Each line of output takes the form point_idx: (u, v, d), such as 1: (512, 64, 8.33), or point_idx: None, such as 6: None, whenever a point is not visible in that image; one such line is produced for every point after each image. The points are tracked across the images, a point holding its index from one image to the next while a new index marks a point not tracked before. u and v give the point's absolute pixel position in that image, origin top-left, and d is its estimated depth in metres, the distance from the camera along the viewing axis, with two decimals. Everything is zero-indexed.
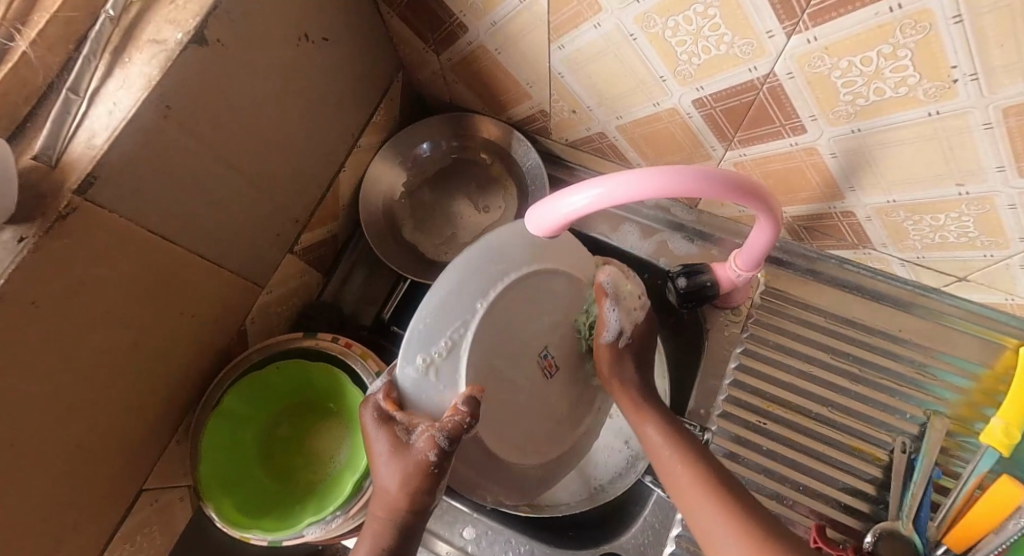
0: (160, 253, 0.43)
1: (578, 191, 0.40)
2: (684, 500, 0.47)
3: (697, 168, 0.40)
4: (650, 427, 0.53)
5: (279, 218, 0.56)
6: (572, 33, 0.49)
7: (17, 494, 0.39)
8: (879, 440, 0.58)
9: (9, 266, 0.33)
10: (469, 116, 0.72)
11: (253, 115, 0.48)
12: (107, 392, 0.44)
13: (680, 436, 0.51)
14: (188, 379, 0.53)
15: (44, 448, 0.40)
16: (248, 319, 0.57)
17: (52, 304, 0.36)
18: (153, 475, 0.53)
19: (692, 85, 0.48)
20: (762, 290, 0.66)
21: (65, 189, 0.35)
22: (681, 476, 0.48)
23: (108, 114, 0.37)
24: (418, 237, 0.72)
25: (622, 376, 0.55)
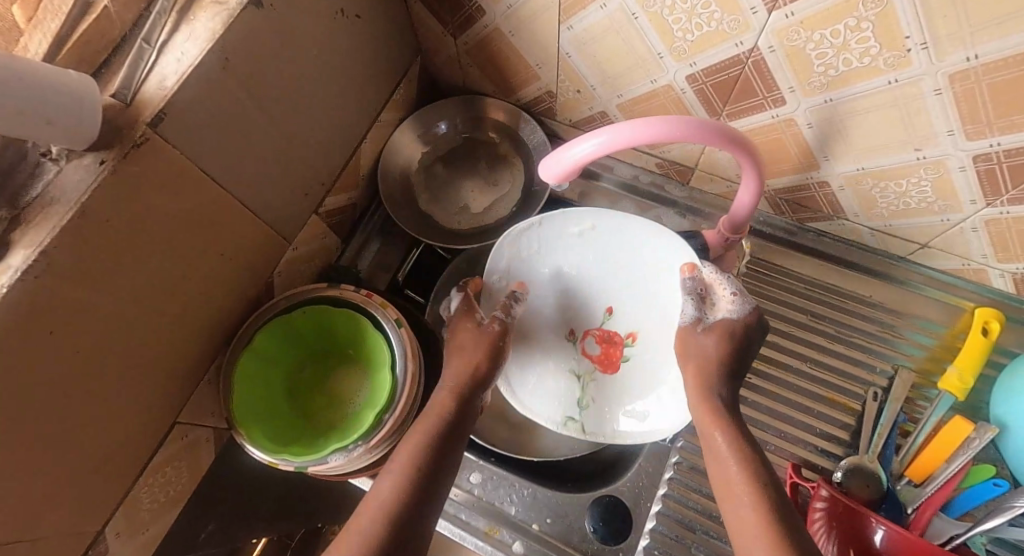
0: (210, 194, 0.48)
1: (585, 140, 0.46)
2: (730, 498, 0.51)
3: (692, 120, 0.45)
4: (721, 434, 0.54)
5: (308, 177, 0.61)
6: (580, 14, 0.55)
7: (77, 404, 0.44)
8: (853, 392, 0.64)
9: (92, 185, 0.38)
10: (482, 98, 0.78)
11: (295, 79, 0.53)
12: (158, 320, 0.48)
13: (747, 451, 0.53)
14: (223, 322, 0.57)
15: (103, 364, 0.44)
16: (275, 271, 0.62)
17: (124, 227, 0.41)
18: (186, 410, 0.56)
19: (686, 61, 0.54)
20: (749, 260, 0.72)
21: (140, 122, 0.40)
22: (736, 474, 0.51)
23: (177, 62, 0.42)
24: (431, 207, 0.77)
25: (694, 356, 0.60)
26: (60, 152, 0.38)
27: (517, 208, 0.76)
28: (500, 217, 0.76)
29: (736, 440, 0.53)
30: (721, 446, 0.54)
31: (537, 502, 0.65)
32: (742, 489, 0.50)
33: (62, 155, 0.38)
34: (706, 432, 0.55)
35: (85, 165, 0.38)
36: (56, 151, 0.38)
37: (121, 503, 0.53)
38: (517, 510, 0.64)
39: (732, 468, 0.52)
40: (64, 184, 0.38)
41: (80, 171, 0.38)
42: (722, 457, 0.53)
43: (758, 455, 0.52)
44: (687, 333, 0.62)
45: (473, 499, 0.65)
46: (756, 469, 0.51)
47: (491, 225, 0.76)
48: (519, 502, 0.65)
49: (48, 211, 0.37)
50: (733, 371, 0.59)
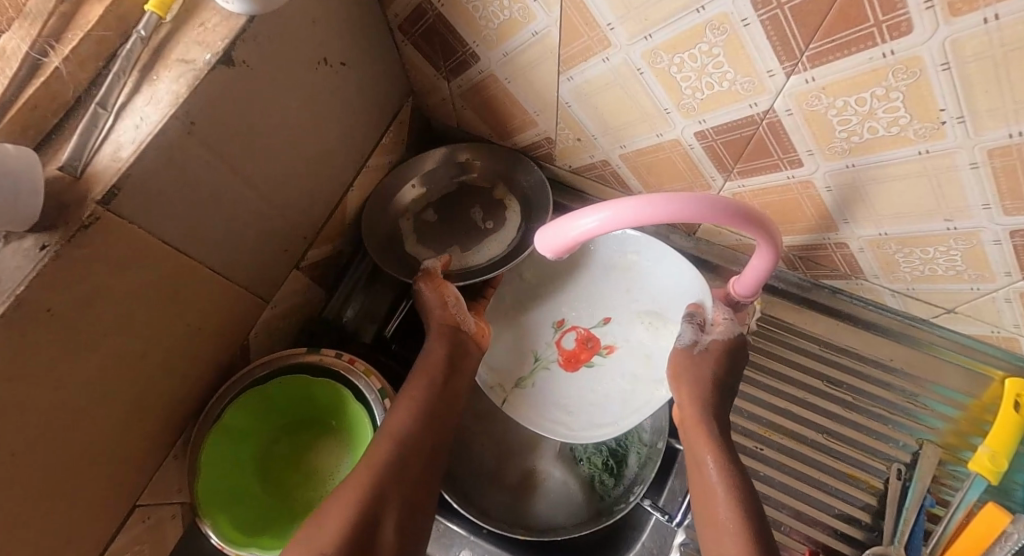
0: (173, 265, 0.44)
1: (588, 214, 0.42)
2: (711, 530, 0.54)
3: (706, 197, 0.41)
4: (712, 460, 0.56)
5: (287, 232, 0.57)
6: (580, 66, 0.52)
7: (16, 507, 0.39)
8: (874, 468, 0.60)
9: (30, 273, 0.33)
10: (474, 139, 0.74)
11: (273, 134, 0.49)
12: (114, 403, 0.44)
13: (738, 482, 0.54)
14: (192, 392, 0.53)
15: (47, 459, 0.40)
16: (251, 333, 0.58)
17: (67, 314, 0.37)
18: (147, 492, 0.52)
19: (695, 118, 0.50)
20: (759, 317, 0.68)
21: (89, 199, 0.35)
22: (722, 500, 0.54)
23: (136, 129, 0.38)
24: (418, 250, 0.73)
25: (693, 377, 0.63)
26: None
27: (510, 249, 0.71)
28: (491, 259, 0.71)
29: (726, 467, 0.55)
30: (709, 470, 0.56)
31: None
32: (728, 520, 0.52)
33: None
34: (697, 456, 0.58)
35: (23, 250, 0.34)
36: None
37: None
38: None
39: (717, 496, 0.54)
40: None
41: (18, 256, 0.34)
42: (711, 488, 0.55)
43: (746, 480, 0.55)
44: (683, 355, 0.65)
45: None
46: (743, 499, 0.53)
47: (481, 268, 0.71)
48: None
49: None
50: (726, 388, 0.63)
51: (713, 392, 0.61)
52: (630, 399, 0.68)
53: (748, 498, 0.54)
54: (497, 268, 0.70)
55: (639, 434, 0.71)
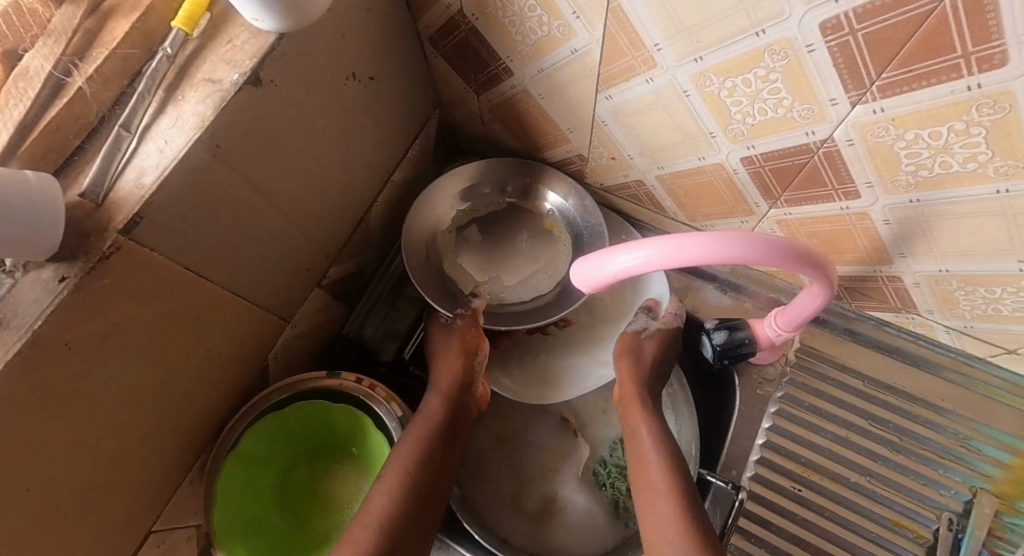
0: (195, 291, 0.42)
1: (628, 250, 0.41)
2: (642, 493, 0.55)
3: (761, 236, 0.38)
4: (646, 429, 0.59)
5: (309, 250, 0.56)
6: (621, 85, 0.49)
7: (29, 541, 0.38)
8: (924, 517, 0.56)
9: (48, 307, 0.32)
10: (540, 163, 0.70)
11: (300, 153, 0.48)
12: (131, 431, 0.42)
13: (669, 447, 0.57)
14: (210, 415, 0.51)
15: (60, 492, 0.38)
16: (270, 354, 0.57)
17: (85, 346, 0.35)
18: (163, 517, 0.51)
19: (743, 143, 0.47)
20: (797, 347, 0.65)
21: (111, 228, 0.34)
22: (658, 465, 0.56)
23: (159, 153, 0.36)
24: (459, 274, 0.69)
25: (633, 354, 0.65)
26: (16, 264, 0.33)
27: (559, 291, 0.67)
28: (535, 297, 0.67)
29: (659, 436, 0.58)
30: (644, 436, 0.59)
31: None
32: (658, 481, 0.55)
33: (18, 267, 0.33)
34: (633, 428, 0.60)
35: (42, 281, 0.32)
36: (10, 263, 0.33)
37: None
38: None
39: (648, 456, 0.57)
40: (16, 303, 0.32)
41: (36, 287, 0.32)
42: (646, 452, 0.57)
43: (677, 449, 0.57)
44: (631, 338, 0.67)
45: None
46: (675, 464, 0.55)
47: (527, 303, 0.67)
48: None
49: None
50: (658, 369, 0.65)
51: (649, 373, 0.64)
52: (579, 372, 0.71)
53: (678, 466, 0.55)
54: (543, 314, 0.66)
55: None
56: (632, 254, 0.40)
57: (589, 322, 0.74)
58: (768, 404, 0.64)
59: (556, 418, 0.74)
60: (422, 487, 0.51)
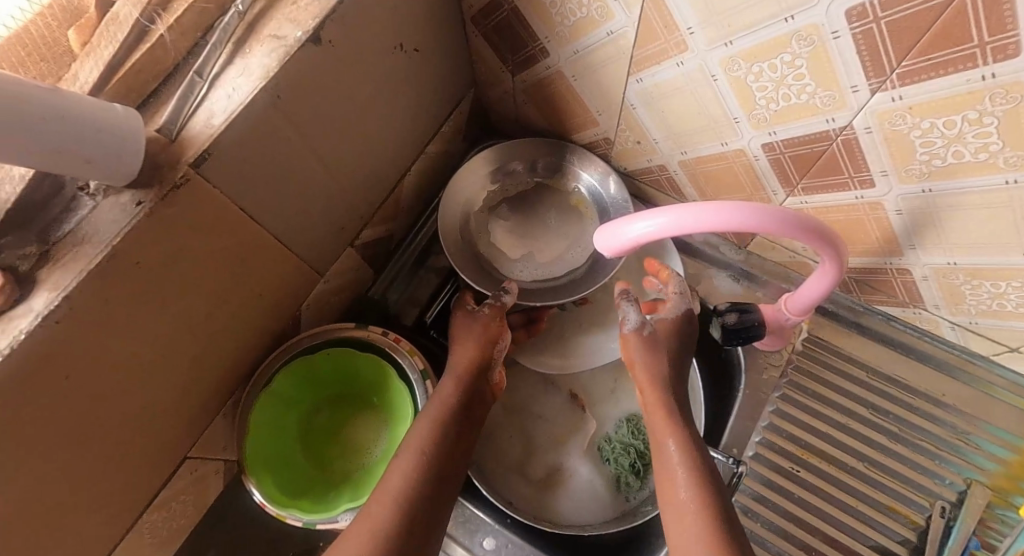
0: (245, 232, 0.46)
1: (649, 216, 0.44)
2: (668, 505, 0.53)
3: (776, 209, 0.41)
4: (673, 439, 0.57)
5: (346, 209, 0.59)
6: (652, 69, 0.51)
7: (85, 445, 0.41)
8: (916, 503, 0.58)
9: (126, 226, 0.36)
10: (570, 144, 0.73)
11: (347, 115, 0.51)
12: (179, 356, 0.46)
13: (697, 459, 0.55)
14: (246, 355, 0.55)
15: (114, 404, 0.42)
16: (303, 305, 0.60)
17: (151, 267, 0.39)
18: (197, 446, 0.55)
19: (766, 129, 0.49)
20: (803, 336, 0.67)
21: (182, 162, 0.37)
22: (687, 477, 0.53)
23: (228, 98, 0.40)
24: (493, 249, 0.71)
25: (655, 354, 0.64)
26: (98, 188, 0.36)
27: (591, 264, 0.70)
28: (568, 273, 0.70)
29: (686, 445, 0.56)
30: (671, 452, 0.56)
31: None
32: (689, 498, 0.52)
33: (99, 191, 0.36)
34: (659, 441, 0.58)
35: (121, 204, 0.36)
36: (93, 187, 0.36)
37: (124, 537, 0.52)
38: None
39: (676, 468, 0.54)
40: (97, 222, 0.36)
41: (116, 210, 0.36)
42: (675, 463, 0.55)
43: (706, 459, 0.55)
44: (636, 336, 0.65)
45: None
46: (708, 480, 0.53)
47: (561, 279, 0.70)
48: None
49: (78, 251, 0.35)
50: (677, 378, 0.64)
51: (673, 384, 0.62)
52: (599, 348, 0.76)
53: (705, 471, 0.54)
54: (580, 287, 0.69)
55: None
56: (650, 220, 0.44)
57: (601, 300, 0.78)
58: (772, 389, 0.67)
59: (565, 393, 0.77)
60: (442, 461, 0.54)
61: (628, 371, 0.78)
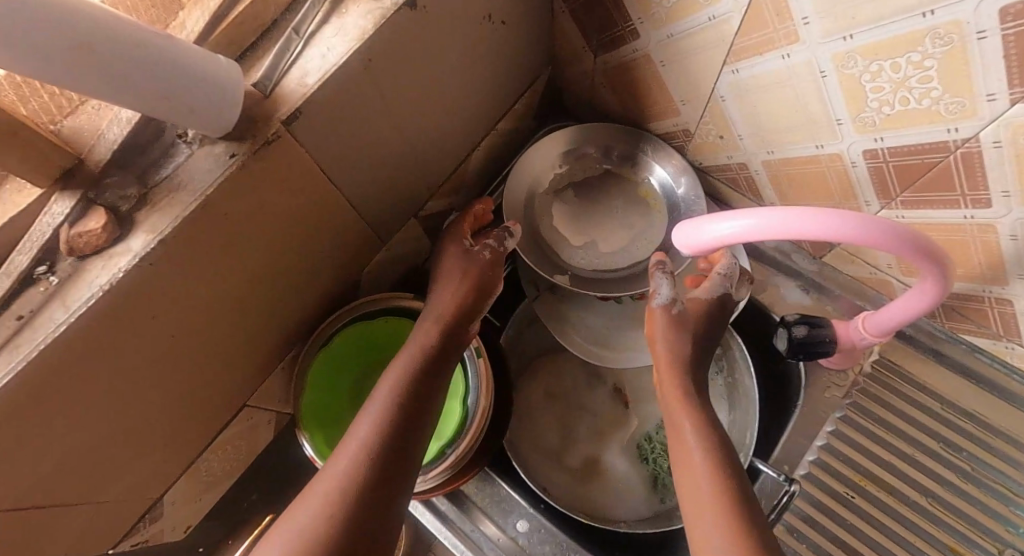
0: (322, 193, 0.46)
1: (728, 220, 0.41)
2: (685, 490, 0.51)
3: (878, 220, 0.37)
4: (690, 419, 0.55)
5: (416, 179, 0.59)
6: (751, 60, 0.49)
7: (161, 383, 0.43)
8: (982, 548, 0.53)
9: (220, 176, 0.36)
10: (646, 133, 0.70)
11: (430, 85, 0.50)
12: (251, 309, 0.47)
13: (717, 444, 0.52)
14: (309, 313, 0.56)
15: (189, 347, 0.43)
16: (364, 270, 0.61)
17: (238, 220, 0.39)
18: (255, 395, 0.56)
19: (871, 135, 0.46)
20: (874, 358, 0.63)
21: (275, 118, 0.38)
22: (702, 461, 0.51)
23: (322, 58, 0.39)
24: (555, 233, 0.70)
25: (679, 344, 0.62)
26: (195, 136, 0.37)
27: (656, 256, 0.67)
28: (631, 265, 0.68)
29: (704, 430, 0.54)
30: (689, 436, 0.54)
31: None
32: (706, 481, 0.50)
33: (196, 140, 0.37)
34: (675, 420, 0.56)
35: (216, 155, 0.37)
36: (191, 135, 0.37)
37: (183, 473, 0.54)
38: None
39: (692, 438, 0.53)
40: (193, 170, 0.37)
41: (210, 160, 0.37)
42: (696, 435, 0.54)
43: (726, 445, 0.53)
44: (663, 313, 0.63)
45: (516, 547, 0.62)
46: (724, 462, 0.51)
47: (623, 270, 0.68)
48: None
49: (174, 197, 0.36)
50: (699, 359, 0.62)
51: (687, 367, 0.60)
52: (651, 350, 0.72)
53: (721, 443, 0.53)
54: (641, 284, 0.67)
55: None
56: (729, 226, 0.41)
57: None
58: (834, 409, 0.64)
59: (610, 386, 0.76)
60: (416, 405, 0.52)
61: None
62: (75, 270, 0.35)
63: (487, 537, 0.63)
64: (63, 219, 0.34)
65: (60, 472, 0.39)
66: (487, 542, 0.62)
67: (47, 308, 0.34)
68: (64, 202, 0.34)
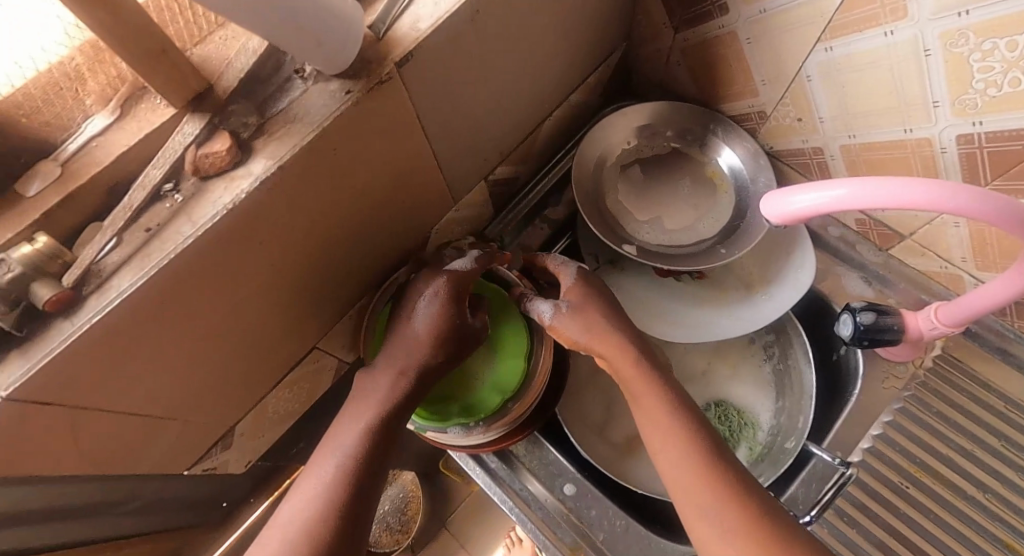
0: (413, 143, 0.47)
1: (836, 185, 0.41)
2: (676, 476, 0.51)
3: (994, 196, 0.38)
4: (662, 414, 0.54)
5: (492, 142, 0.60)
6: (849, 37, 0.49)
7: (252, 311, 0.45)
8: None
9: (336, 111, 0.38)
10: (717, 114, 0.70)
11: (522, 46, 0.51)
12: (337, 250, 0.49)
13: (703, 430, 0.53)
14: (381, 264, 0.58)
15: (280, 280, 0.45)
16: (434, 228, 0.63)
17: (342, 157, 0.41)
18: (324, 339, 0.59)
19: (969, 118, 0.46)
20: (936, 353, 0.63)
21: (389, 59, 0.39)
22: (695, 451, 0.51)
23: (434, 5, 0.40)
24: (620, 206, 0.70)
25: (592, 335, 0.57)
26: (311, 73, 0.39)
27: (722, 234, 0.67)
28: (698, 242, 0.67)
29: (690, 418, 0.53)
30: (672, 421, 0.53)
31: (629, 536, 0.61)
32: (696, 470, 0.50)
33: (312, 76, 0.39)
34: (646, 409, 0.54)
35: (331, 91, 0.38)
36: (308, 71, 0.39)
37: (254, 407, 0.56)
38: (605, 538, 0.61)
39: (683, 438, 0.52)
40: (308, 104, 0.38)
41: (325, 95, 0.38)
42: (676, 460, 0.51)
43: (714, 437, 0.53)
44: (562, 317, 0.58)
45: (562, 510, 0.63)
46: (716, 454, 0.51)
47: (686, 247, 0.67)
48: (609, 531, 0.62)
49: (291, 128, 0.38)
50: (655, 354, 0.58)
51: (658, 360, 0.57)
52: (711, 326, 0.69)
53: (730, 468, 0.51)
54: (705, 260, 0.65)
55: (754, 429, 0.72)
56: (837, 191, 0.41)
57: (720, 276, 0.71)
58: (891, 401, 0.63)
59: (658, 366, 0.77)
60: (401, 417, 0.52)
61: (724, 354, 0.76)
62: (199, 189, 0.36)
63: (534, 497, 0.64)
64: (192, 140, 0.36)
65: (163, 386, 0.42)
66: (535, 502, 0.64)
67: (174, 223, 0.35)
68: (194, 124, 0.36)
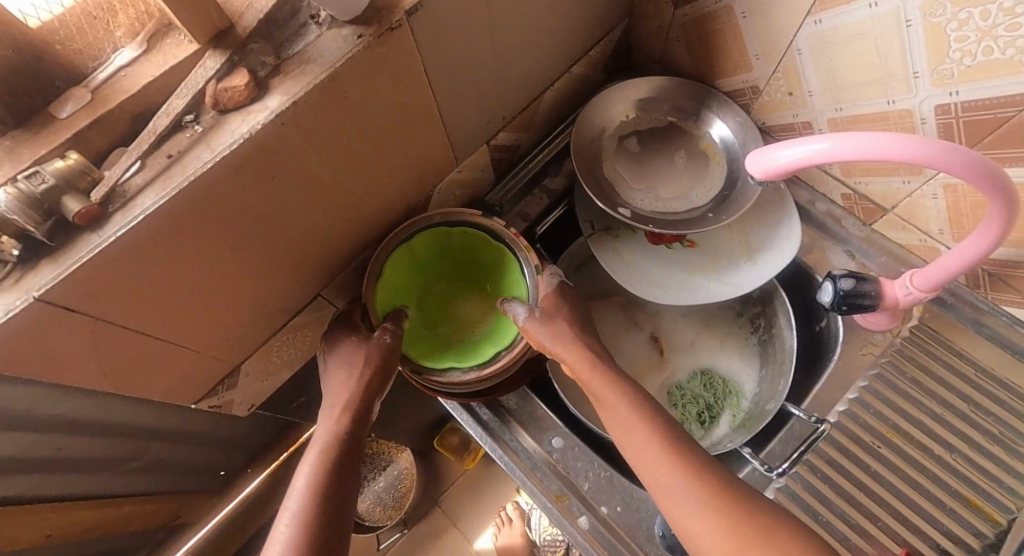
0: (420, 96, 0.49)
1: (823, 139, 0.43)
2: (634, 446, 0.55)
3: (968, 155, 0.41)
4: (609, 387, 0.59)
5: (495, 105, 0.62)
6: (838, 9, 0.51)
7: (261, 247, 0.47)
8: (1002, 503, 0.56)
9: (348, 54, 0.40)
10: (713, 90, 0.72)
11: (527, 11, 0.54)
12: (343, 195, 0.51)
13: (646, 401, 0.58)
14: (384, 217, 0.61)
15: (288, 219, 0.48)
16: (437, 187, 0.65)
17: (351, 101, 0.43)
18: (328, 287, 0.61)
19: (947, 88, 0.48)
20: (914, 323, 0.66)
21: (400, 8, 0.41)
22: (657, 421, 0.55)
23: None
24: (616, 174, 0.73)
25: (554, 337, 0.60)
26: (326, 19, 0.41)
27: (715, 202, 0.70)
28: (691, 210, 0.70)
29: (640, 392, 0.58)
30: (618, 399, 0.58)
31: (612, 487, 0.64)
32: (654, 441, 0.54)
33: (326, 22, 0.41)
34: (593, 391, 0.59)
35: (344, 36, 0.40)
36: (322, 16, 0.41)
37: (259, 347, 0.59)
38: (589, 488, 0.64)
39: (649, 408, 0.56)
40: (322, 48, 0.40)
41: (338, 40, 0.40)
42: (646, 438, 0.54)
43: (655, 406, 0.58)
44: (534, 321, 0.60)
45: (549, 461, 0.66)
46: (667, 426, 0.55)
47: (679, 215, 0.70)
48: (593, 481, 0.65)
49: (305, 68, 0.40)
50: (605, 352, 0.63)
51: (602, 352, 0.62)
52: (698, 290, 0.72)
53: None
54: (695, 226, 0.68)
55: (738, 398, 0.76)
56: (823, 143, 0.43)
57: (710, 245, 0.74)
58: (868, 367, 0.66)
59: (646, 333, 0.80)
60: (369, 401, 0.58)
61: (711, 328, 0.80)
62: (217, 121, 0.39)
63: (523, 448, 0.67)
64: (213, 74, 0.39)
65: (174, 310, 0.45)
66: (523, 452, 0.67)
67: (193, 150, 0.38)
68: (215, 59, 0.39)
